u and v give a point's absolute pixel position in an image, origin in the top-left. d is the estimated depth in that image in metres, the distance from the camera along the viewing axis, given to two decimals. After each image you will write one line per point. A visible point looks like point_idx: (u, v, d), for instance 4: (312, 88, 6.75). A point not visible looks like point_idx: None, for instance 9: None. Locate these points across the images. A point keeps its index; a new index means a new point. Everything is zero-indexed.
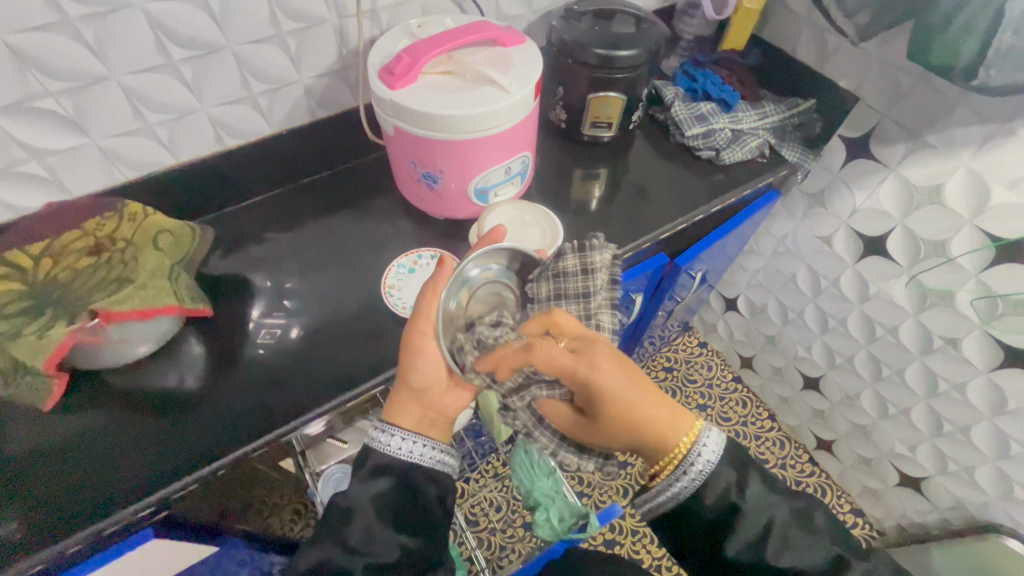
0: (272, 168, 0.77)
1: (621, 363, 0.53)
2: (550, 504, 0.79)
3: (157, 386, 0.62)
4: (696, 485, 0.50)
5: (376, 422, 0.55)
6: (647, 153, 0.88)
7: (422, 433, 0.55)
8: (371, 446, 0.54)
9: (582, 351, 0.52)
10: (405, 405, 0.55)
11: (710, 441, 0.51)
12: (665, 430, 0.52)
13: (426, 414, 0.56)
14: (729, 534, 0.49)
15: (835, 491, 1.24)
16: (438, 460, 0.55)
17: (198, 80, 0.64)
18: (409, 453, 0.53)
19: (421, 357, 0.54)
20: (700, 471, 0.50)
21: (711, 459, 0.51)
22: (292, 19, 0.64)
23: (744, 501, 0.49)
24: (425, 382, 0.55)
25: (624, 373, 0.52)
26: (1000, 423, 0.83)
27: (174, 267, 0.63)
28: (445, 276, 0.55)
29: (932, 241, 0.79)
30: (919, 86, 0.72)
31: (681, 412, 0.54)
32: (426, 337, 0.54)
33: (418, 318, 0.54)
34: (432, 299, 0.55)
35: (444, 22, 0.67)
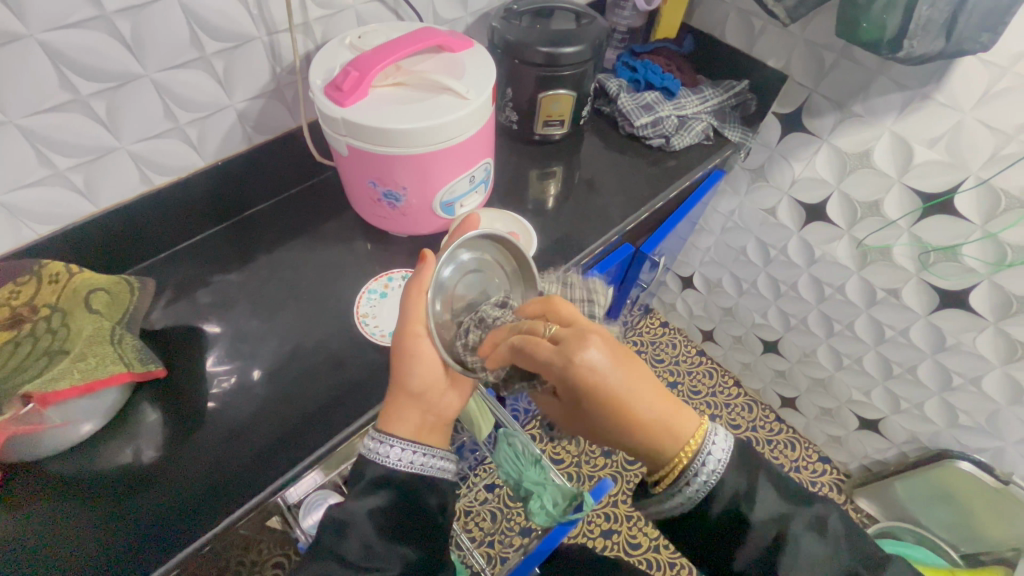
0: (210, 203, 0.70)
1: (624, 356, 0.45)
2: (543, 491, 0.71)
3: (111, 465, 0.55)
4: (698, 500, 0.45)
5: (371, 430, 0.51)
6: (599, 147, 0.89)
7: (422, 442, 0.51)
8: (368, 459, 0.50)
9: (577, 344, 0.43)
10: (401, 412, 0.52)
11: (718, 446, 0.46)
12: (671, 432, 0.45)
13: (425, 420, 0.52)
14: (734, 548, 0.45)
15: (802, 443, 1.32)
16: (438, 466, 0.51)
17: (114, 114, 0.57)
18: (410, 464, 0.50)
19: (416, 360, 0.52)
20: (705, 484, 0.45)
21: (720, 469, 0.45)
22: (216, 39, 0.58)
23: (754, 518, 0.44)
24: (424, 385, 0.52)
25: (628, 366, 0.44)
26: (942, 359, 0.92)
27: (115, 328, 0.56)
28: (428, 272, 0.53)
29: (867, 202, 0.85)
30: (842, 59, 0.78)
31: (686, 411, 0.47)
32: (419, 337, 0.52)
33: (407, 320, 0.52)
34: (418, 295, 0.52)
35: (385, 31, 0.64)
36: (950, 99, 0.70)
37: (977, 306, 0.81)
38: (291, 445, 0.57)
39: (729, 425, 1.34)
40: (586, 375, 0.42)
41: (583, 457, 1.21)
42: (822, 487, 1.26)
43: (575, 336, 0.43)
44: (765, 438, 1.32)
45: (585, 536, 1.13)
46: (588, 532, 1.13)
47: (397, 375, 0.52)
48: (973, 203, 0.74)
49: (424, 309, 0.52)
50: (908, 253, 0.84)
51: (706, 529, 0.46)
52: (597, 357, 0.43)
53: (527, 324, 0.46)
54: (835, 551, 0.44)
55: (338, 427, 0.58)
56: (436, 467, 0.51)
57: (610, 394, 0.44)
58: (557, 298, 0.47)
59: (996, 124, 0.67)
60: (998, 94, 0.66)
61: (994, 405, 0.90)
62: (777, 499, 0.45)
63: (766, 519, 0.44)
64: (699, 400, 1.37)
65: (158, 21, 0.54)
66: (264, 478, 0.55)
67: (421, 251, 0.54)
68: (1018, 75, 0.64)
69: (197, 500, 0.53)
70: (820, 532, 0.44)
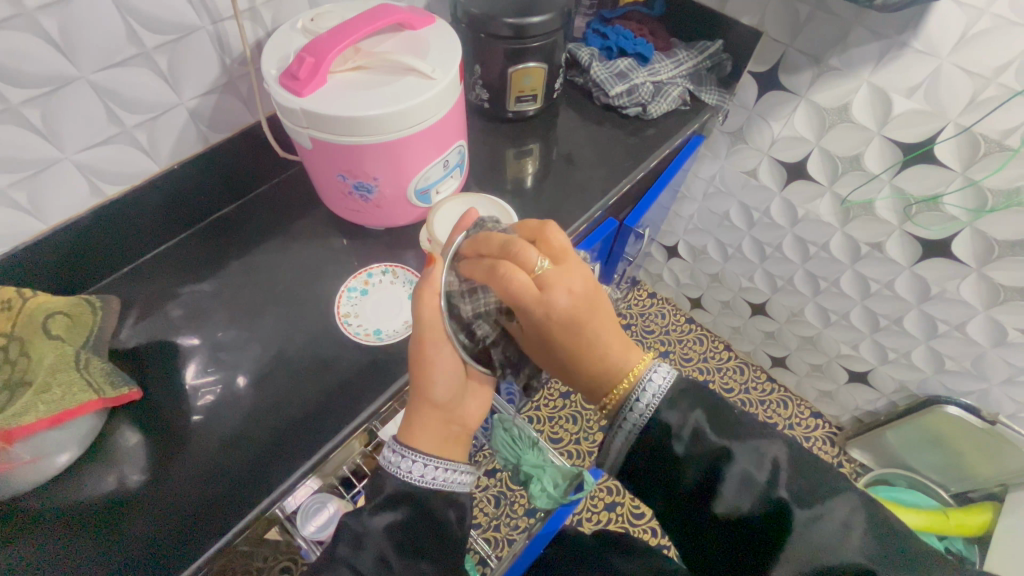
0: (171, 210, 0.66)
1: (590, 299, 0.50)
2: (543, 472, 0.70)
3: (97, 494, 0.53)
4: (635, 433, 0.48)
5: (393, 442, 0.50)
6: (575, 120, 0.86)
7: (445, 457, 0.50)
8: (388, 470, 0.49)
9: (554, 287, 0.48)
10: (426, 425, 0.50)
11: (657, 378, 0.49)
12: (610, 367, 0.52)
13: (449, 430, 0.52)
14: (671, 485, 0.46)
15: (794, 400, 1.34)
16: (454, 480, 0.50)
17: (52, 123, 0.52)
18: (431, 479, 0.49)
19: (436, 365, 0.50)
20: (642, 416, 0.48)
21: (649, 410, 0.48)
22: (153, 31, 0.54)
23: (681, 452, 0.45)
24: (448, 394, 0.51)
25: (587, 311, 0.50)
26: (927, 308, 0.93)
27: (79, 354, 0.52)
28: (437, 275, 0.50)
29: (847, 156, 0.84)
30: (817, 11, 0.75)
31: (631, 348, 0.52)
32: (438, 343, 0.50)
33: (422, 326, 0.49)
34: (432, 299, 0.49)
35: (339, 12, 0.60)
36: (927, 45, 0.68)
37: (960, 254, 0.82)
38: (285, 454, 0.55)
39: (722, 390, 1.35)
40: (551, 319, 0.48)
41: (581, 434, 1.21)
42: (815, 442, 1.29)
43: (557, 278, 0.48)
44: (758, 400, 1.34)
45: (590, 512, 1.14)
46: (592, 507, 1.14)
47: (418, 382, 0.51)
48: (954, 151, 0.73)
49: (441, 315, 0.49)
50: (891, 206, 0.85)
51: (648, 465, 0.48)
52: (565, 301, 0.48)
53: (519, 248, 0.49)
54: None
55: (331, 433, 0.56)
56: (456, 482, 0.50)
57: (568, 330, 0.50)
58: (550, 227, 0.51)
59: (973, 68, 0.66)
60: (975, 36, 0.64)
61: (979, 348, 0.92)
62: (715, 438, 0.44)
63: (696, 456, 0.45)
64: (691, 367, 1.38)
65: (87, 16, 0.49)
66: (259, 491, 0.53)
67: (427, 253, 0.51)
68: (996, 15, 0.62)
69: (191, 521, 0.51)
70: (759, 467, 0.42)
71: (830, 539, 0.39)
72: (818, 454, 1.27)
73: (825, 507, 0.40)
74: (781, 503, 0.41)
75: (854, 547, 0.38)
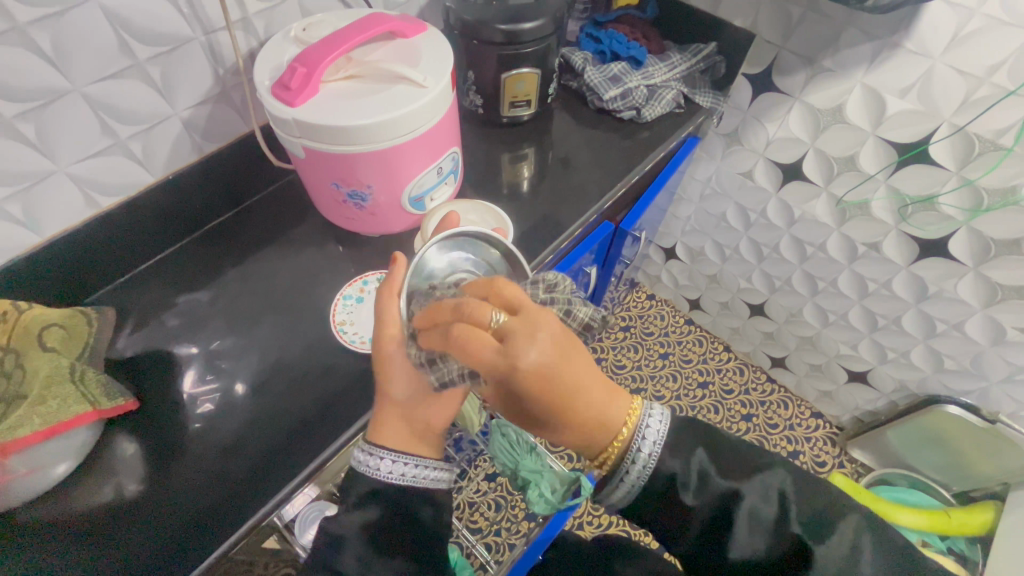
0: (166, 220, 0.66)
1: (568, 351, 0.40)
2: (540, 478, 0.68)
3: (93, 505, 0.53)
4: (640, 484, 0.46)
5: (362, 442, 0.50)
6: (570, 124, 0.86)
7: (411, 453, 0.50)
8: (359, 471, 0.49)
9: (520, 342, 0.36)
10: (392, 424, 0.50)
11: (652, 429, 0.46)
12: (602, 424, 0.44)
13: (413, 430, 0.50)
14: (680, 531, 0.46)
15: (795, 401, 1.34)
16: (427, 476, 0.50)
17: (45, 136, 0.53)
18: (402, 476, 0.49)
19: (391, 368, 0.49)
20: (642, 472, 0.45)
21: (654, 457, 0.45)
22: (146, 44, 0.54)
23: (690, 501, 0.44)
24: (410, 395, 0.50)
25: (570, 365, 0.40)
26: (926, 307, 0.93)
27: (75, 365, 0.53)
28: (399, 273, 0.52)
29: (842, 157, 0.84)
30: (809, 13, 0.75)
31: (620, 394, 0.46)
32: (393, 343, 0.49)
33: (381, 326, 0.49)
34: (391, 299, 0.51)
35: (331, 21, 0.60)
36: (920, 45, 0.68)
37: (957, 253, 0.82)
38: (281, 462, 0.55)
39: (722, 391, 1.35)
40: (524, 375, 0.37)
41: None
42: (816, 442, 1.29)
43: (518, 330, 0.37)
44: (758, 401, 1.34)
45: (590, 515, 1.14)
46: (592, 510, 1.14)
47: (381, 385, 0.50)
48: (948, 150, 0.73)
49: (398, 313, 0.50)
50: (886, 206, 0.85)
51: (655, 513, 0.47)
52: (538, 358, 0.37)
53: (471, 305, 0.37)
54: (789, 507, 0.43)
55: (328, 441, 0.56)
56: (429, 478, 0.50)
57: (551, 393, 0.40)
58: (500, 280, 0.40)
59: (966, 68, 0.66)
60: (967, 36, 0.64)
61: (978, 347, 0.91)
62: (720, 479, 0.44)
63: (705, 501, 0.44)
64: (691, 369, 1.38)
65: (79, 29, 0.49)
66: (254, 501, 0.53)
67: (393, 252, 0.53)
68: (987, 15, 0.62)
69: (187, 531, 0.51)
70: (769, 502, 0.43)
71: (843, 565, 0.40)
72: (819, 454, 1.27)
73: (833, 536, 0.41)
74: (796, 540, 0.41)
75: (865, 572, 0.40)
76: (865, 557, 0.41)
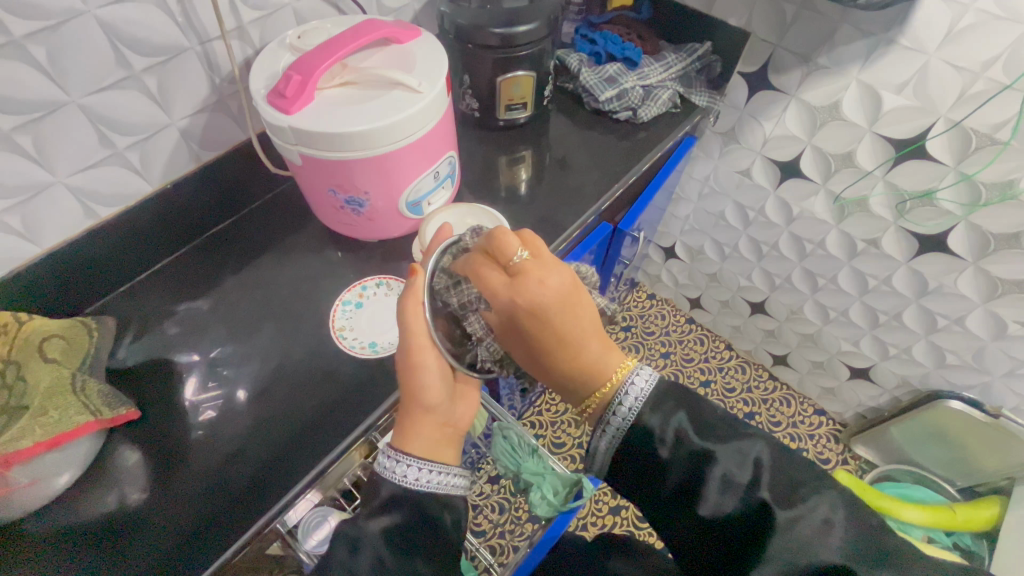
0: (165, 228, 0.67)
1: (569, 299, 0.49)
2: (542, 480, 0.70)
3: (97, 514, 0.53)
4: (622, 433, 0.48)
5: (386, 447, 0.50)
6: (566, 126, 0.86)
7: (438, 459, 0.50)
8: (383, 476, 0.49)
9: (529, 275, 0.48)
10: (421, 428, 0.51)
11: (637, 384, 0.49)
12: (592, 370, 0.51)
13: (441, 434, 0.52)
14: (656, 487, 0.47)
15: (797, 398, 1.34)
16: (451, 483, 0.50)
17: (44, 148, 0.53)
18: (428, 483, 0.49)
19: (424, 370, 0.51)
20: (625, 416, 0.48)
21: (633, 410, 0.48)
22: (142, 54, 0.54)
23: (665, 456, 0.46)
24: (440, 396, 0.51)
25: (569, 307, 0.49)
26: (926, 302, 0.92)
27: (76, 376, 0.53)
28: (421, 284, 0.52)
29: (840, 153, 0.84)
30: (804, 11, 0.75)
31: (612, 352, 0.52)
32: (425, 349, 0.51)
33: (409, 333, 0.50)
34: (415, 305, 0.51)
35: (326, 28, 0.60)
36: (915, 42, 0.68)
37: (956, 248, 0.82)
38: (283, 470, 0.55)
39: (724, 389, 1.35)
40: (524, 306, 0.47)
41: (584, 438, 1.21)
42: (819, 439, 1.28)
43: (530, 269, 0.48)
44: (761, 399, 1.34)
45: (595, 516, 1.13)
46: (596, 511, 1.14)
47: (410, 391, 0.51)
48: (946, 145, 0.73)
49: (426, 322, 0.51)
50: (885, 202, 0.85)
51: (634, 468, 0.48)
52: (540, 294, 0.47)
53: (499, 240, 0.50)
54: None
55: (330, 446, 0.56)
56: (452, 484, 0.50)
57: (546, 327, 0.48)
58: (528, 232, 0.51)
59: (961, 63, 0.66)
60: (961, 31, 0.64)
61: (980, 342, 0.91)
62: (697, 440, 0.45)
63: (680, 459, 0.45)
64: (693, 368, 1.38)
65: (74, 41, 0.50)
66: (257, 508, 0.53)
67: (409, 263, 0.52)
68: (981, 10, 0.62)
69: (190, 539, 0.51)
70: (743, 466, 0.43)
71: (811, 537, 0.39)
72: (823, 451, 1.27)
73: (805, 504, 0.40)
74: (764, 502, 0.41)
75: (834, 544, 0.39)
76: (838, 530, 0.39)
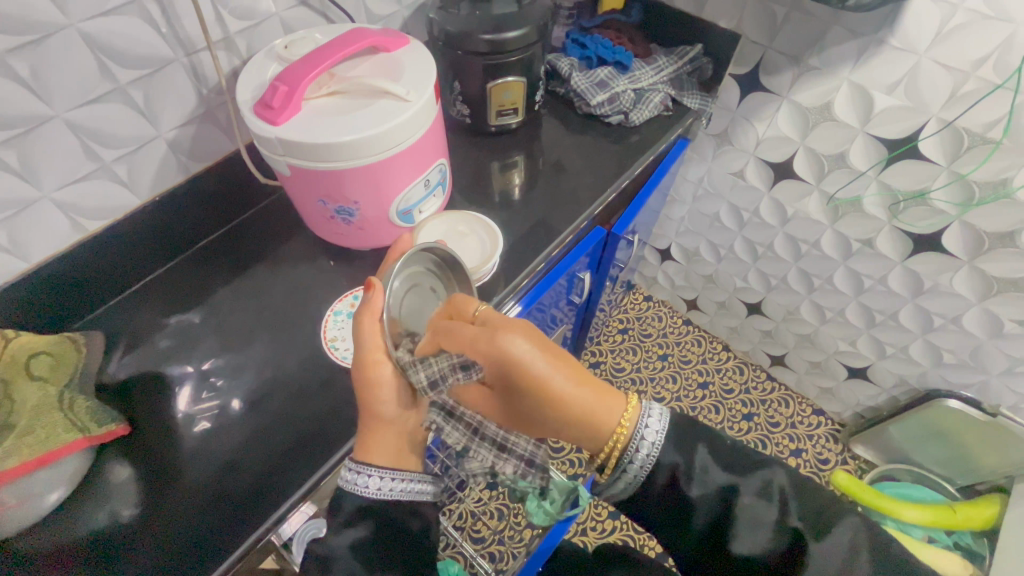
0: (156, 239, 0.66)
1: (546, 343, 0.49)
2: (539, 488, 0.64)
3: (86, 532, 0.52)
4: (641, 479, 0.47)
5: (348, 460, 0.51)
6: (558, 130, 0.86)
7: (400, 467, 0.51)
8: (346, 489, 0.50)
9: (500, 326, 0.47)
10: (381, 440, 0.51)
11: (652, 428, 0.47)
12: (597, 420, 0.48)
13: (402, 444, 0.53)
14: (683, 523, 0.47)
15: (796, 399, 1.33)
16: (413, 490, 0.51)
17: (28, 163, 0.52)
18: (389, 492, 0.50)
19: (382, 384, 0.52)
20: (642, 467, 0.47)
21: (654, 451, 0.46)
22: (127, 67, 0.54)
23: (692, 494, 0.46)
24: (397, 409, 0.53)
25: (549, 354, 0.48)
26: (922, 302, 0.92)
27: (63, 394, 0.53)
28: (378, 299, 0.51)
29: (833, 154, 0.84)
30: (793, 13, 0.75)
31: (613, 396, 0.49)
32: (380, 363, 0.51)
33: (365, 348, 0.51)
34: (371, 320, 0.51)
35: (313, 37, 0.60)
36: (904, 42, 0.68)
37: (951, 247, 0.82)
38: (275, 485, 0.54)
39: (722, 390, 1.35)
40: (501, 352, 0.47)
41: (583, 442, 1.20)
42: (818, 439, 1.28)
43: (497, 317, 0.49)
44: (759, 399, 1.33)
45: (595, 521, 1.13)
46: (596, 515, 1.13)
47: (366, 406, 0.52)
48: (938, 145, 0.73)
49: (382, 336, 0.51)
50: (879, 203, 0.84)
51: (654, 505, 0.48)
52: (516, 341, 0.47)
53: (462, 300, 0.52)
54: (778, 511, 0.44)
55: (322, 459, 0.56)
56: (412, 491, 0.51)
57: (532, 379, 0.47)
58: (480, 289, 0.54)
59: (951, 63, 0.66)
60: (951, 31, 0.64)
61: (977, 340, 0.91)
62: (721, 473, 0.45)
63: (706, 494, 0.45)
64: (691, 369, 1.38)
65: (58, 55, 0.49)
66: (249, 523, 0.52)
67: (366, 278, 0.51)
68: (970, 10, 0.62)
69: (182, 557, 0.50)
70: (766, 496, 0.44)
71: (841, 565, 0.40)
72: (822, 451, 1.26)
73: None
74: (796, 534, 0.42)
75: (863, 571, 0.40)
76: (863, 559, 0.40)
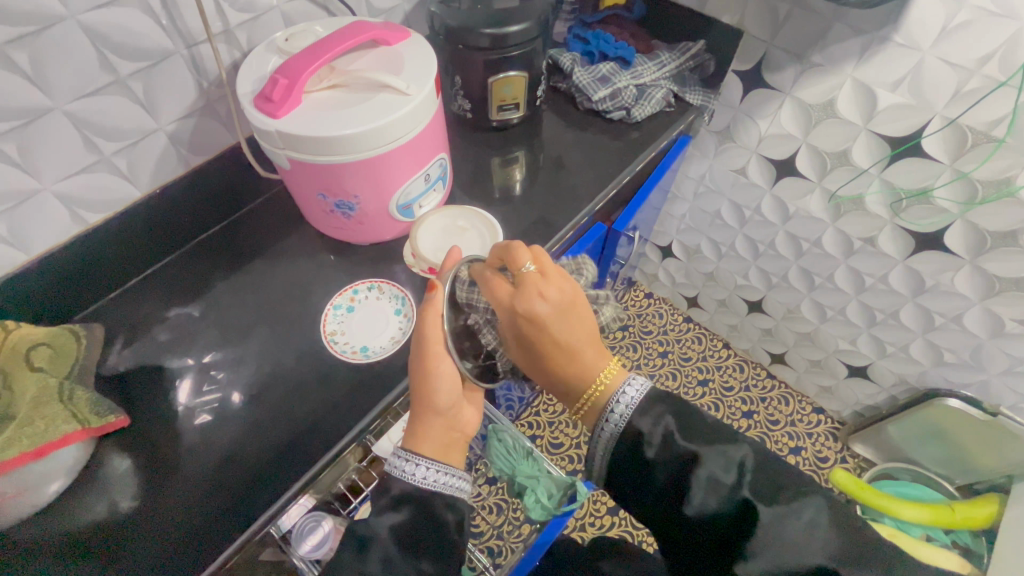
0: (156, 231, 0.66)
1: (567, 310, 0.53)
2: (537, 483, 0.73)
3: (86, 523, 0.52)
4: (613, 440, 0.50)
5: (399, 448, 0.51)
6: (559, 126, 0.86)
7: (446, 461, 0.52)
8: (393, 475, 0.51)
9: (530, 289, 0.52)
10: (432, 429, 0.52)
11: (630, 389, 0.51)
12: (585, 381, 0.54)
13: (450, 437, 0.53)
14: (643, 489, 0.48)
15: (796, 397, 1.33)
16: (456, 485, 0.51)
17: (28, 155, 0.52)
18: (433, 483, 0.50)
19: (436, 377, 0.52)
20: (615, 426, 0.50)
21: (625, 416, 0.50)
22: (127, 59, 0.54)
23: (649, 456, 0.47)
24: (450, 402, 0.53)
25: (568, 318, 0.53)
26: (923, 301, 0.92)
27: (63, 385, 0.53)
28: (439, 300, 0.54)
29: (835, 152, 0.84)
30: (797, 9, 0.74)
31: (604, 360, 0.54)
32: (439, 357, 0.52)
33: (426, 341, 0.52)
34: (435, 319, 0.53)
35: (314, 30, 0.60)
36: (908, 39, 0.67)
37: (952, 246, 0.81)
38: (273, 478, 0.55)
39: (722, 388, 1.35)
40: (521, 313, 0.52)
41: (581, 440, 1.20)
42: (818, 437, 1.28)
43: (534, 281, 0.52)
44: (759, 397, 1.33)
45: (592, 514, 1.13)
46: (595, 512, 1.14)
47: (422, 399, 0.52)
48: (940, 144, 0.73)
49: (444, 331, 0.53)
50: (881, 200, 0.84)
51: (623, 471, 0.49)
52: (540, 305, 0.52)
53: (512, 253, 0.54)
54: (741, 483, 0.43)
55: (323, 451, 0.56)
56: (454, 486, 0.51)
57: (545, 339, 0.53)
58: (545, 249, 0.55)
59: (956, 60, 0.66)
60: (956, 28, 0.64)
61: (977, 340, 0.91)
62: (683, 442, 0.46)
63: (665, 458, 0.47)
64: (691, 367, 1.38)
65: (57, 47, 0.49)
66: (248, 514, 0.52)
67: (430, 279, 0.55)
68: (975, 7, 0.61)
69: (182, 548, 0.51)
70: None
71: (801, 541, 0.40)
72: (821, 450, 1.27)
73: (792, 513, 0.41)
74: (744, 502, 0.42)
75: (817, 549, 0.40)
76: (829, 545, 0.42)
